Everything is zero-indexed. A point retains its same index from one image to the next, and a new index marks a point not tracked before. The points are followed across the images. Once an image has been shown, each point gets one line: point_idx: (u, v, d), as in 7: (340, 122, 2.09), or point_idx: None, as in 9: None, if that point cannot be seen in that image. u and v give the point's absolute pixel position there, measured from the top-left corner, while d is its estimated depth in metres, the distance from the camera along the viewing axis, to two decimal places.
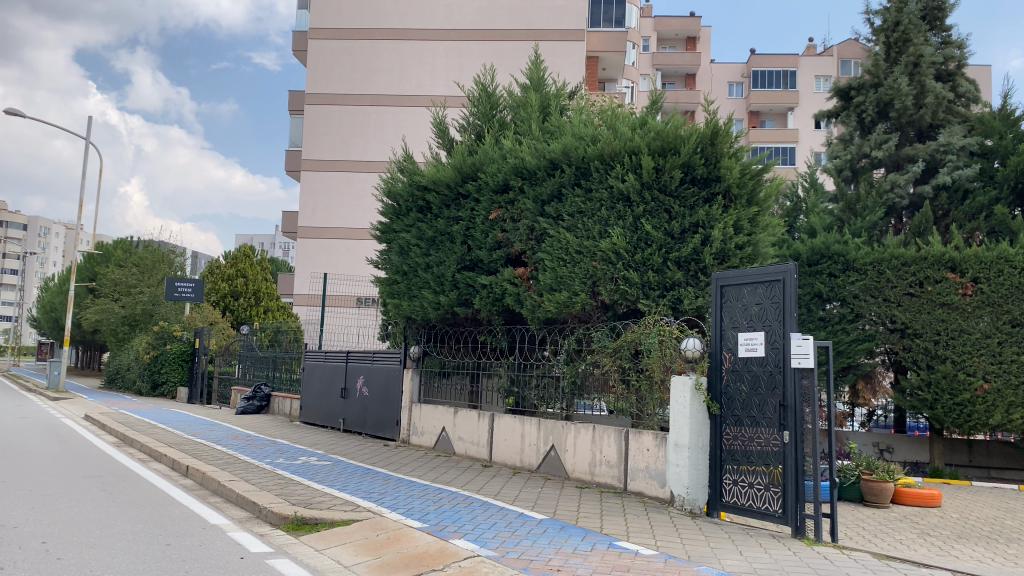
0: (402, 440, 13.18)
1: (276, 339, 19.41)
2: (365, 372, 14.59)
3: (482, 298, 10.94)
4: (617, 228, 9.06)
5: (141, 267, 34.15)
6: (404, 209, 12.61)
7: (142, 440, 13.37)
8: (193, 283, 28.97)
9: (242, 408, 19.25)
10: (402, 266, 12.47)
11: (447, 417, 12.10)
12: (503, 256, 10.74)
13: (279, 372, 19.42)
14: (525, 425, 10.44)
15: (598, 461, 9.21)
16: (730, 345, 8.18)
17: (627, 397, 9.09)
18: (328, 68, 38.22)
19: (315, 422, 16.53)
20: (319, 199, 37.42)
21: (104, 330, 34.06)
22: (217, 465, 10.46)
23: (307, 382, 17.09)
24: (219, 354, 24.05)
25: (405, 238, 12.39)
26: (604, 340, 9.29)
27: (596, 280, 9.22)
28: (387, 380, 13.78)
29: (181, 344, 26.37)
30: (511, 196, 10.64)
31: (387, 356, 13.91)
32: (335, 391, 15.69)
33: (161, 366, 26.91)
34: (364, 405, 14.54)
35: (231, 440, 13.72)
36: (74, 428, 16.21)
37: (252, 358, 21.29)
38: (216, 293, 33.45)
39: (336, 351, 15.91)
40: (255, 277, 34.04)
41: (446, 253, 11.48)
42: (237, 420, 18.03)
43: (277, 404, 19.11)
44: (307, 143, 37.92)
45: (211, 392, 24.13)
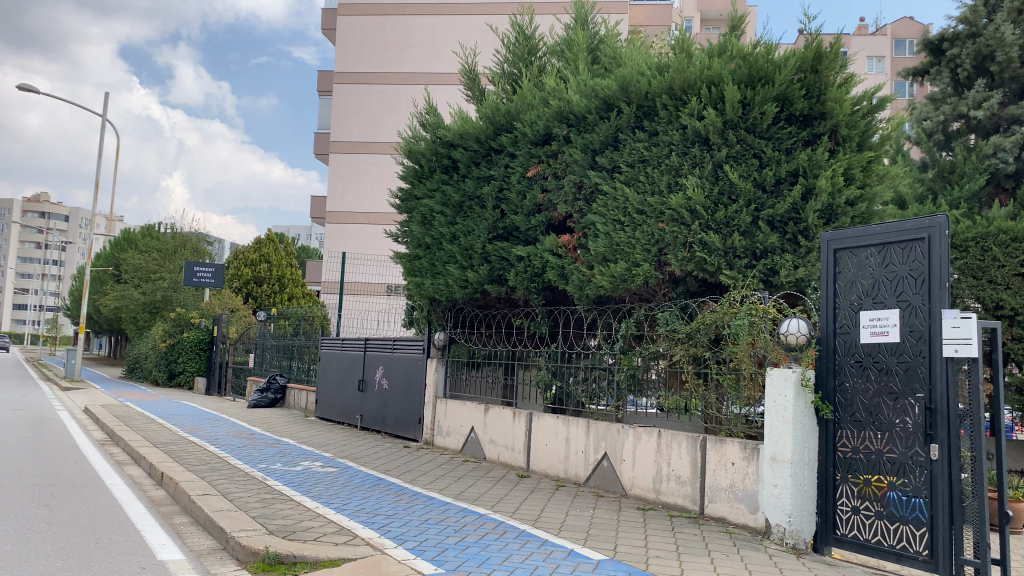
0: (425, 441, 11.34)
1: (295, 325, 17.71)
2: (384, 362, 12.76)
3: (518, 273, 9.02)
4: (692, 177, 7.07)
5: (162, 252, 32.89)
6: (426, 171, 10.70)
7: (128, 437, 11.72)
8: (213, 268, 27.59)
9: (255, 401, 17.60)
10: (424, 238, 10.57)
11: (476, 415, 10.23)
12: (545, 222, 8.82)
13: (295, 362, 17.73)
14: (569, 427, 8.54)
15: (664, 476, 7.28)
16: (846, 328, 6.17)
17: (702, 395, 7.13)
18: (357, 46, 36.54)
19: (331, 417, 14.74)
20: (348, 182, 35.87)
21: (124, 317, 32.77)
22: (200, 471, 8.67)
23: (322, 373, 15.29)
24: (236, 343, 22.51)
25: (427, 205, 10.48)
26: (673, 322, 7.34)
27: (664, 246, 7.26)
28: (409, 370, 11.93)
29: (199, 331, 25.03)
30: (553, 147, 8.66)
31: (409, 343, 12.06)
32: (352, 383, 13.87)
33: (178, 355, 25.46)
34: (383, 399, 12.71)
35: (230, 439, 11.98)
36: (65, 421, 14.68)
37: (268, 346, 19.67)
38: (239, 280, 32.00)
39: (354, 338, 14.09)
40: (279, 262, 32.53)
41: (475, 221, 9.56)
42: (246, 414, 16.39)
43: (293, 396, 17.43)
44: (334, 123, 36.33)
45: (227, 382, 22.59)
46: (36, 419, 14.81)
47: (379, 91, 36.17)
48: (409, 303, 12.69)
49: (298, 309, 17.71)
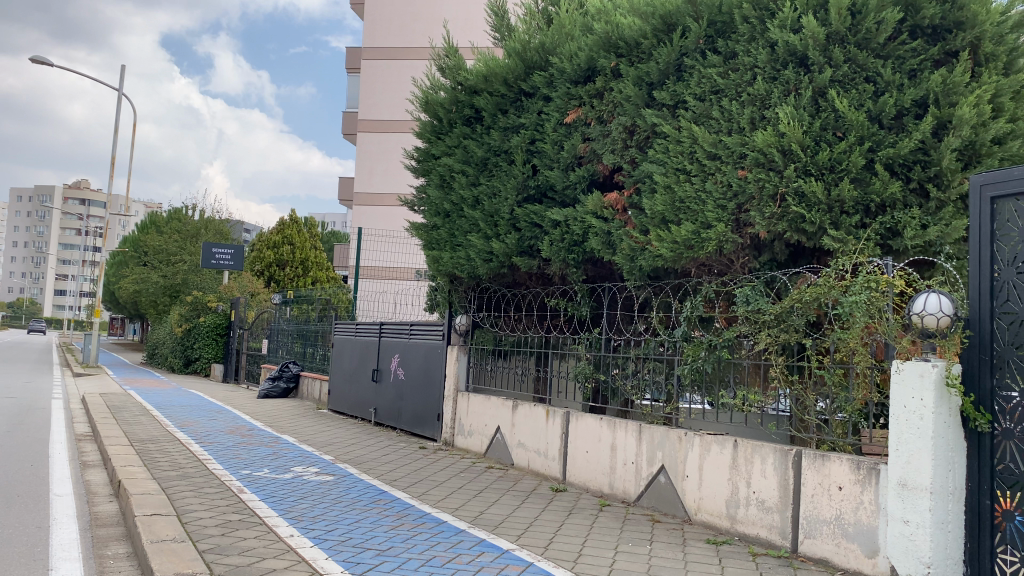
0: (444, 442, 9.74)
1: (315, 309, 16.02)
2: (400, 350, 11.13)
3: (552, 242, 7.36)
4: (785, 108, 5.35)
5: (183, 234, 31.75)
6: (445, 125, 9.04)
7: (108, 431, 10.31)
8: (233, 250, 26.33)
9: (266, 390, 16.06)
10: (442, 203, 8.94)
11: (503, 413, 8.62)
12: (587, 179, 7.13)
13: (310, 348, 16.21)
14: (614, 431, 6.89)
15: (743, 499, 5.61)
16: (1012, 307, 4.39)
17: (795, 395, 5.45)
18: (386, 20, 35.01)
19: (342, 411, 13.06)
20: (376, 162, 34.44)
21: (145, 301, 31.69)
22: (166, 478, 7.16)
23: (335, 361, 13.65)
24: (253, 329, 21.17)
25: (446, 165, 8.83)
26: (757, 301, 5.64)
27: (746, 199, 5.58)
28: (427, 359, 10.32)
29: (216, 316, 23.62)
30: (598, 84, 6.97)
31: (428, 328, 10.45)
32: (365, 373, 12.21)
33: (195, 341, 24.17)
34: (398, 392, 11.08)
35: (221, 435, 10.51)
36: (53, 410, 13.38)
37: (284, 331, 18.23)
38: (261, 262, 30.83)
39: (369, 322, 12.44)
40: (303, 245, 31.22)
41: (501, 180, 7.91)
42: (254, 405, 14.94)
43: (307, 386, 15.89)
44: (361, 101, 34.86)
45: (243, 369, 21.25)
46: (24, 408, 13.49)
47: (409, 68, 34.59)
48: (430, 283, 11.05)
49: (319, 291, 15.92)
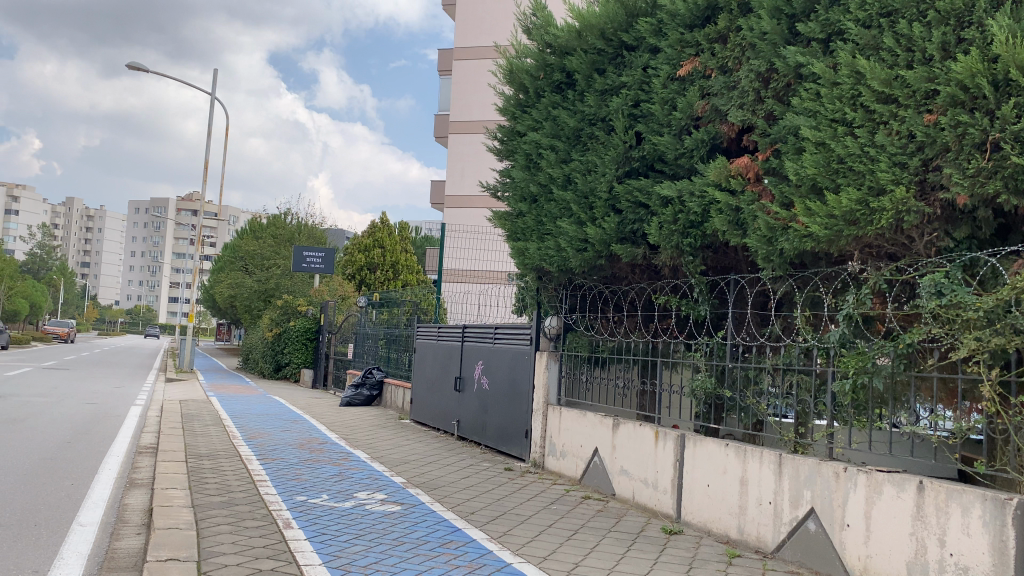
0: (533, 463, 8.45)
1: (404, 314, 14.90)
2: (484, 356, 9.94)
3: (662, 224, 5.97)
4: (999, 21, 3.83)
5: (277, 238, 31.59)
6: (532, 94, 7.74)
7: (170, 444, 9.46)
8: (324, 253, 25.74)
9: (348, 399, 14.89)
10: (529, 185, 7.66)
11: (602, 432, 7.29)
12: (706, 144, 5.73)
13: (396, 353, 14.88)
14: (744, 462, 5.47)
15: (933, 564, 4.10)
16: None
17: (1014, 425, 3.91)
18: (479, 18, 34.15)
19: (424, 422, 11.95)
20: (469, 163, 33.58)
21: (240, 305, 31.65)
22: (206, 506, 6.12)
23: (417, 368, 12.55)
24: (340, 333, 20.43)
25: (532, 140, 7.54)
26: (953, 292, 4.13)
27: (938, 153, 4.11)
28: (513, 366, 9.09)
29: (305, 320, 22.55)
30: (722, 24, 5.56)
31: (514, 331, 9.21)
32: (447, 380, 11.07)
33: (285, 346, 23.35)
34: (482, 402, 9.88)
35: (288, 448, 9.49)
36: (126, 417, 12.76)
37: (369, 336, 17.31)
38: (352, 266, 30.40)
39: (451, 324, 11.30)
40: (394, 248, 30.63)
41: (599, 153, 6.58)
42: (334, 412, 13.99)
43: (391, 394, 14.56)
44: (453, 102, 34.07)
45: (330, 375, 20.52)
46: (98, 415, 12.91)
47: None
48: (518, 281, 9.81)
49: (407, 297, 14.84)
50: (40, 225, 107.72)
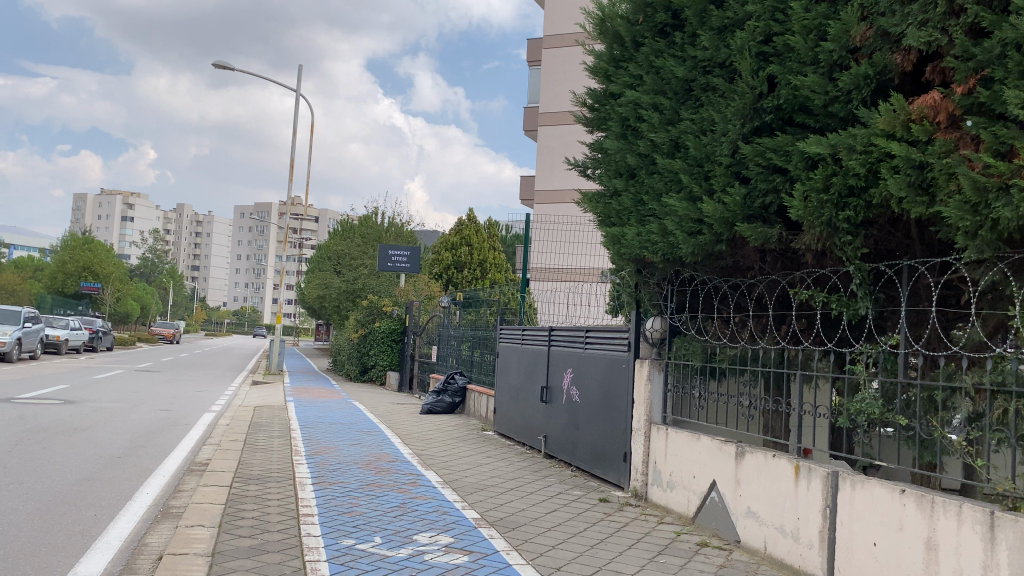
0: (634, 492, 7.03)
1: (490, 316, 13.65)
2: (574, 363, 8.59)
3: (806, 194, 4.48)
4: None
5: (365, 237, 30.99)
6: (628, 46, 6.35)
7: (223, 461, 8.47)
8: (409, 252, 24.83)
9: (429, 406, 13.54)
10: (626, 156, 6.27)
11: (720, 461, 5.85)
12: (872, 82, 4.22)
13: (480, 356, 13.59)
14: (932, 519, 3.96)
15: None
16: None
17: None
18: (569, 5, 32.78)
19: (508, 436, 10.68)
20: (559, 157, 32.22)
21: (329, 306, 31.17)
22: (231, 553, 4.96)
23: (500, 375, 11.27)
24: (425, 335, 19.42)
25: (630, 100, 6.16)
26: None
27: None
28: (608, 376, 7.70)
29: (391, 320, 21.47)
30: None
31: (608, 334, 7.82)
32: (533, 389, 9.77)
33: (370, 348, 22.30)
34: (572, 417, 8.52)
35: (351, 467, 8.36)
36: (194, 425, 11.94)
37: (453, 338, 16.14)
38: (440, 265, 29.49)
39: (536, 326, 9.99)
40: (481, 245, 29.62)
41: (717, 107, 5.15)
42: (413, 420, 12.85)
43: (473, 402, 13.18)
44: (542, 93, 32.78)
45: (415, 378, 19.52)
46: (166, 423, 12.14)
47: None
48: (613, 275, 8.42)
49: (493, 297, 13.61)
50: (150, 230, 112.25)
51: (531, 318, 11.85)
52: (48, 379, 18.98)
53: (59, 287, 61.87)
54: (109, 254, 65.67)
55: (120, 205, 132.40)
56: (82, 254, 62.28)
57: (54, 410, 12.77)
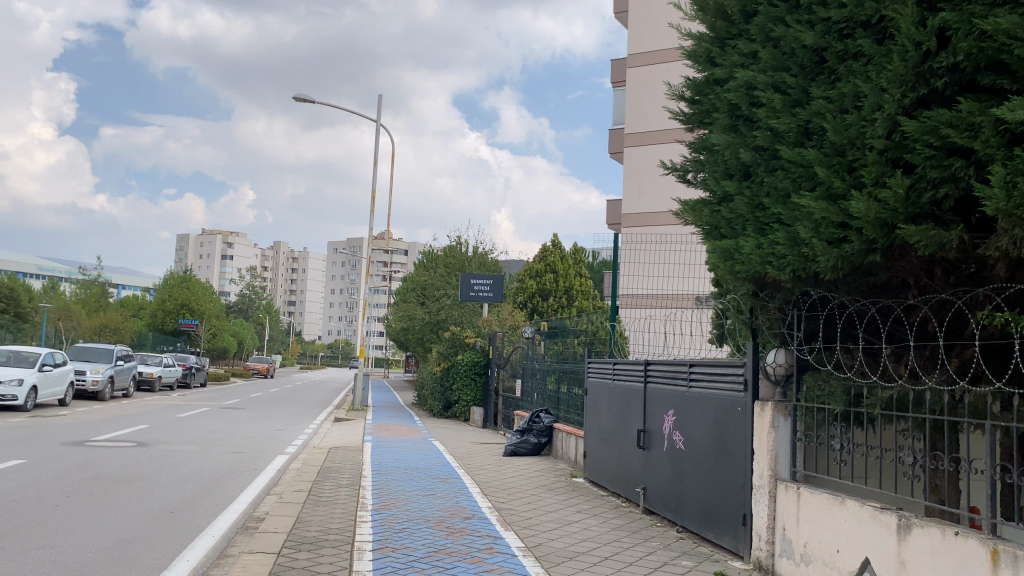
0: (758, 565, 5.75)
1: (577, 348, 12.50)
2: (675, 405, 7.37)
3: (1009, 177, 3.23)
4: None
5: (448, 266, 30.34)
6: (737, 18, 5.23)
7: (281, 517, 7.52)
8: (492, 280, 23.95)
9: (513, 447, 12.32)
10: (739, 152, 5.12)
11: (877, 535, 4.56)
12: None
13: (568, 392, 12.40)
14: None
15: None
16: None
17: None
18: (653, 22, 31.57)
19: (600, 484, 9.47)
20: (647, 178, 30.91)
21: (413, 338, 30.55)
22: None
23: (590, 414, 10.08)
24: (510, 367, 18.37)
25: (742, 82, 5.01)
26: None
27: None
28: (720, 421, 6.47)
29: (474, 352, 20.50)
30: None
31: (719, 370, 6.58)
32: (627, 432, 8.58)
33: (453, 382, 21.24)
34: (676, 467, 7.30)
35: (422, 525, 7.33)
36: (263, 469, 11.13)
37: (539, 371, 15.03)
38: (524, 293, 28.52)
39: (629, 360, 8.80)
40: (567, 272, 28.56)
41: (865, 78, 3.96)
42: (497, 463, 11.77)
43: (561, 444, 11.97)
44: (628, 114, 31.63)
45: (500, 414, 18.48)
46: (235, 467, 11.40)
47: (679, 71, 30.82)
48: (723, 299, 7.18)
49: (580, 328, 12.47)
50: (247, 268, 115.68)
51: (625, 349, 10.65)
52: (132, 418, 18.75)
53: (160, 325, 63.84)
54: (206, 291, 67.44)
55: (220, 244, 137.19)
56: (180, 292, 64.06)
57: (124, 455, 12.20)
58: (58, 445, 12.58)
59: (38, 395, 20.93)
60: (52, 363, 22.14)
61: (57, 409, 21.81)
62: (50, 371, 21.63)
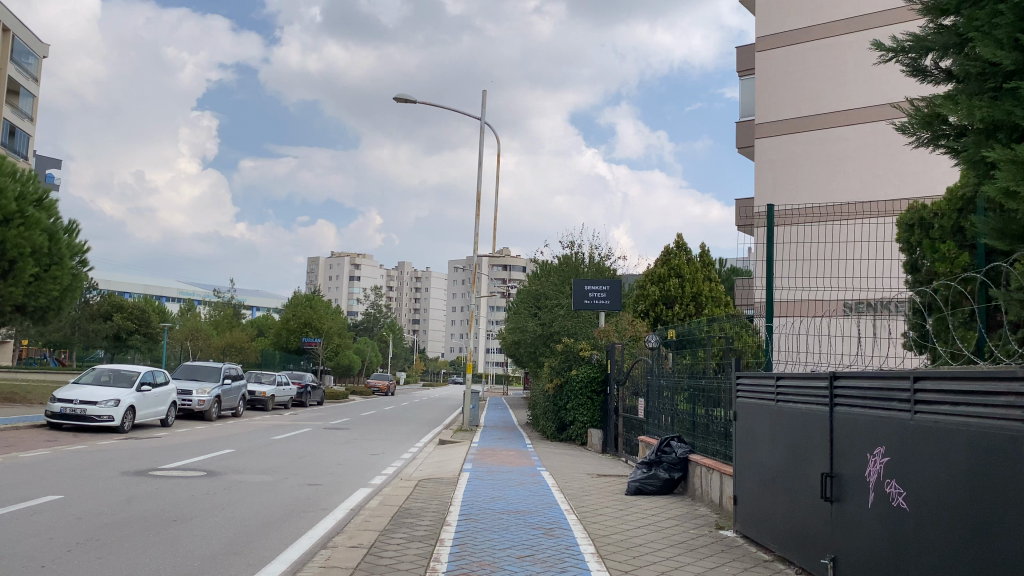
0: None
1: (714, 360, 9.83)
2: (890, 439, 4.84)
3: None
4: None
5: (562, 274, 28.06)
6: None
7: None
8: (609, 287, 21.51)
9: (637, 484, 9.85)
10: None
11: None
12: None
13: (707, 415, 9.82)
14: None
15: None
16: None
17: None
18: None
19: (761, 543, 6.94)
20: (783, 172, 27.64)
21: (525, 352, 28.39)
22: None
23: (743, 445, 7.53)
24: (632, 384, 15.88)
25: None
26: None
27: None
28: (987, 471, 3.90)
29: (590, 367, 18.10)
30: None
31: (986, 389, 4.03)
32: (803, 475, 6.06)
33: (567, 402, 18.85)
34: (893, 537, 4.74)
35: None
36: (332, 508, 9.16)
37: (667, 389, 12.49)
38: (645, 301, 25.96)
39: (802, 374, 6.27)
40: (695, 277, 25.85)
41: None
42: (619, 504, 9.34)
43: (700, 481, 9.40)
44: (760, 102, 28.54)
45: (621, 438, 16.02)
46: (298, 505, 9.44)
47: (818, 51, 27.44)
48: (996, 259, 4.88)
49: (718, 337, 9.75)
50: (373, 288, 117.35)
51: (783, 362, 7.96)
52: (222, 442, 17.38)
53: (284, 344, 64.61)
54: (329, 311, 67.80)
55: (347, 265, 140.39)
56: (304, 311, 64.61)
57: (185, 486, 10.57)
58: (118, 475, 11.13)
59: (136, 416, 20.08)
60: (152, 382, 21.33)
61: (158, 430, 20.94)
62: (148, 391, 20.72)
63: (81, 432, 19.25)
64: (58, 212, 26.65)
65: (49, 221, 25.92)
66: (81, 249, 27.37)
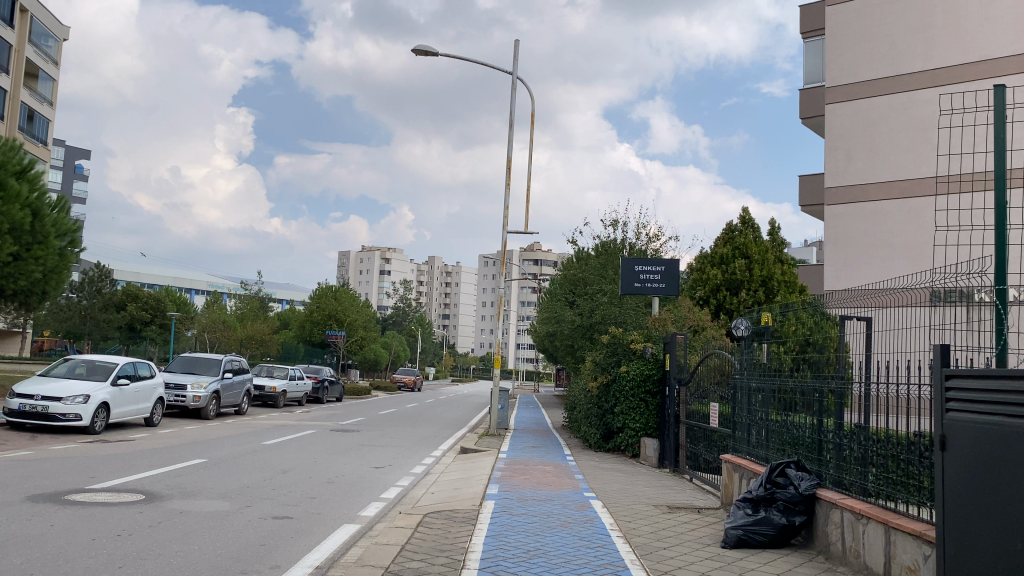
0: None
1: (848, 347, 6.48)
2: None
3: None
4: None
5: (605, 256, 25.11)
6: None
7: None
8: (665, 264, 18.52)
9: (740, 533, 6.77)
10: None
11: None
12: None
13: (837, 435, 6.64)
14: None
15: None
16: None
17: None
18: None
19: None
20: (857, 142, 24.18)
21: (562, 346, 25.31)
22: None
23: (963, 491, 4.39)
24: (699, 385, 12.67)
25: None
26: None
27: None
28: None
29: (644, 362, 15.04)
30: None
31: None
32: None
33: (614, 404, 15.67)
34: None
35: None
36: (290, 566, 6.11)
37: (752, 391, 9.31)
38: (706, 286, 23.35)
39: None
40: (762, 258, 23.25)
41: None
42: (720, 567, 6.17)
43: (838, 529, 6.31)
44: (832, 65, 25.10)
45: (685, 450, 12.93)
46: (241, 557, 6.40)
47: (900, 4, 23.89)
48: None
49: (858, 317, 6.40)
50: (403, 281, 114.63)
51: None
52: (200, 448, 14.47)
53: (308, 336, 62.00)
54: (355, 303, 65.01)
55: (378, 259, 138.07)
56: (328, 303, 61.91)
57: (97, 518, 7.59)
58: (18, 501, 8.20)
59: (110, 415, 17.32)
60: (133, 375, 18.55)
61: (139, 431, 18.17)
62: (127, 386, 17.95)
63: (45, 433, 16.50)
64: (44, 185, 24.08)
65: (33, 194, 23.34)
66: (72, 228, 24.81)
